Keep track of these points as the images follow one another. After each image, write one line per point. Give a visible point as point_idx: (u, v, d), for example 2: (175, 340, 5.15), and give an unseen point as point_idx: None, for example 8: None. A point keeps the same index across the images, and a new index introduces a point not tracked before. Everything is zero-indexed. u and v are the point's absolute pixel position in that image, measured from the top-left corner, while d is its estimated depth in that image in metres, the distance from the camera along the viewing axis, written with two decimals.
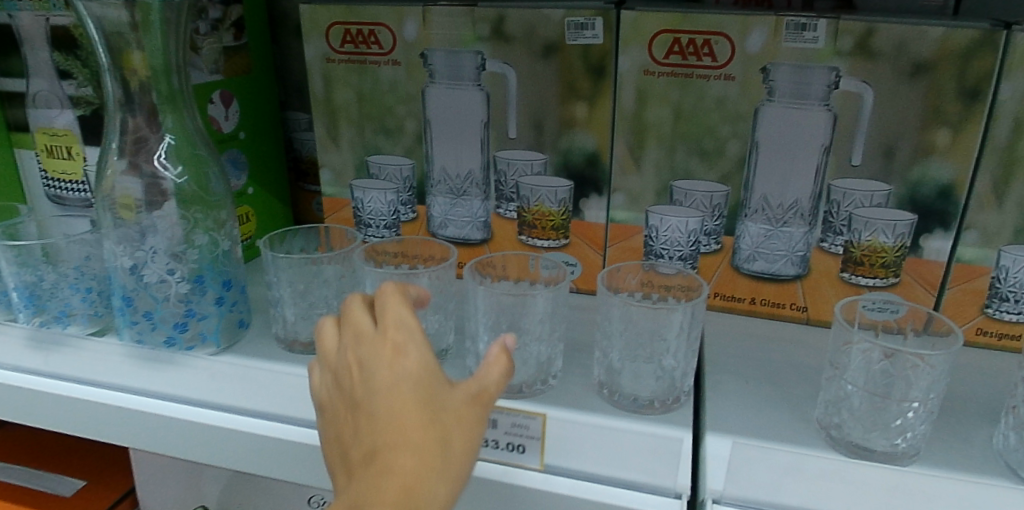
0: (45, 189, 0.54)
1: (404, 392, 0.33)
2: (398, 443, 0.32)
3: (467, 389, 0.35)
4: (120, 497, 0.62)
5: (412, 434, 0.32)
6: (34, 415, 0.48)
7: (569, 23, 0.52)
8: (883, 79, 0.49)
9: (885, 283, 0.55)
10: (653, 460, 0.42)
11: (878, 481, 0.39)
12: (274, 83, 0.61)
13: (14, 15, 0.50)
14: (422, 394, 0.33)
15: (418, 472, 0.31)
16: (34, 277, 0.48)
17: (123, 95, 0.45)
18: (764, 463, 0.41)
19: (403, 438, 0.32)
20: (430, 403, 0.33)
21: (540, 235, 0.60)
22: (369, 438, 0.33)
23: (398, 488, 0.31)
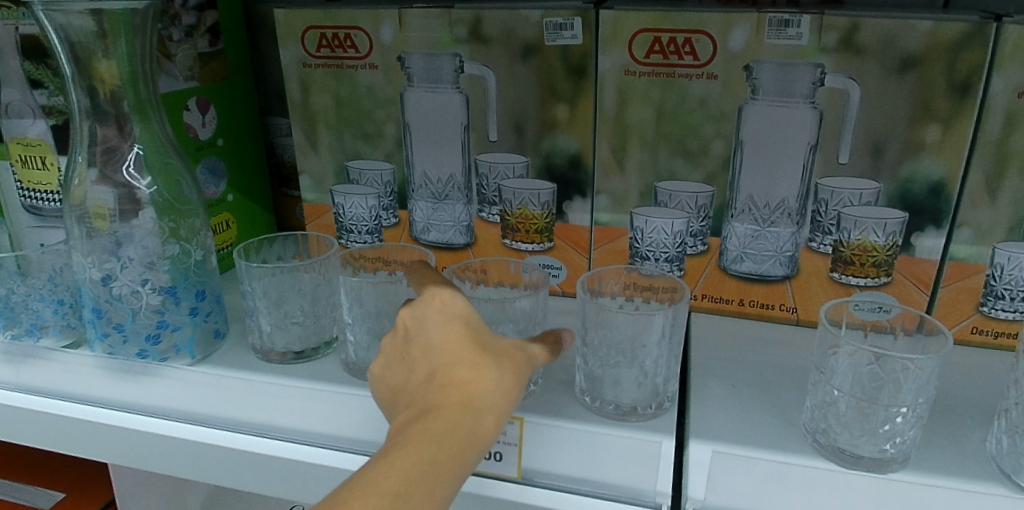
0: (21, 200, 0.52)
1: (457, 323, 0.34)
2: (456, 360, 0.32)
3: (517, 342, 0.37)
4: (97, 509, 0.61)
5: (473, 353, 0.33)
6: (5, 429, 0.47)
7: (548, 23, 0.51)
8: (868, 75, 0.48)
9: (876, 283, 0.54)
10: (634, 464, 0.41)
11: (863, 489, 0.38)
12: (252, 85, 0.60)
13: None
14: (472, 329, 0.34)
15: (480, 388, 0.32)
16: (5, 290, 0.48)
17: (90, 105, 0.44)
18: (744, 473, 0.40)
19: (461, 358, 0.33)
20: (481, 337, 0.34)
21: (523, 238, 0.59)
22: (425, 368, 0.33)
23: (460, 399, 0.31)
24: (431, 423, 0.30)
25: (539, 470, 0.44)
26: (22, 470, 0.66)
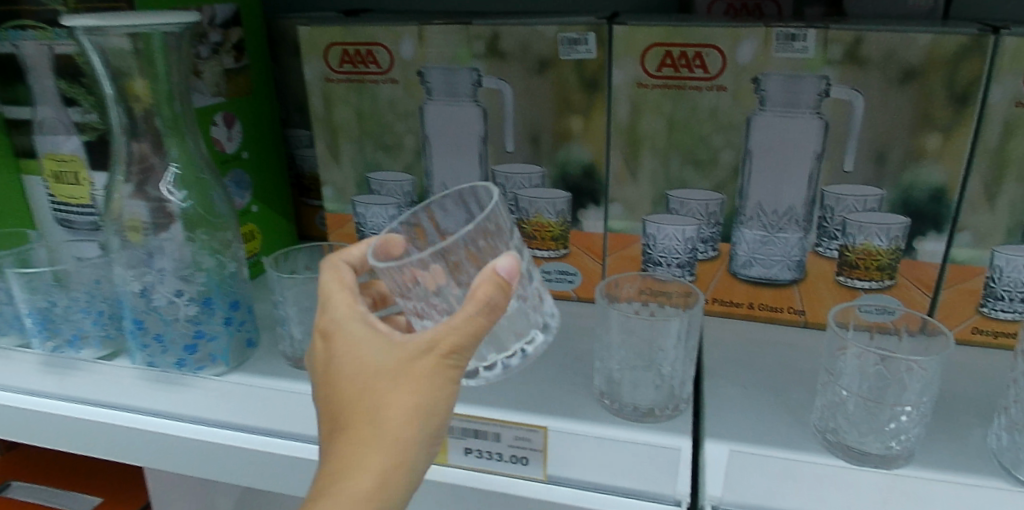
0: (54, 214, 0.54)
1: (340, 375, 0.35)
2: (343, 419, 0.35)
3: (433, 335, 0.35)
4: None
5: (354, 411, 0.35)
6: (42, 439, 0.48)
7: (562, 38, 0.53)
8: (872, 87, 0.50)
9: (880, 285, 0.56)
10: (652, 468, 0.42)
11: (877, 484, 0.40)
12: (272, 94, 0.61)
13: (19, 45, 0.50)
14: (354, 376, 0.35)
15: (367, 411, 0.34)
16: (47, 303, 0.48)
17: (128, 124, 0.46)
18: (758, 469, 0.41)
19: (347, 414, 0.35)
20: (366, 380, 0.35)
21: (541, 245, 0.62)
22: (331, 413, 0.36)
23: (338, 458, 0.35)
24: (316, 482, 0.35)
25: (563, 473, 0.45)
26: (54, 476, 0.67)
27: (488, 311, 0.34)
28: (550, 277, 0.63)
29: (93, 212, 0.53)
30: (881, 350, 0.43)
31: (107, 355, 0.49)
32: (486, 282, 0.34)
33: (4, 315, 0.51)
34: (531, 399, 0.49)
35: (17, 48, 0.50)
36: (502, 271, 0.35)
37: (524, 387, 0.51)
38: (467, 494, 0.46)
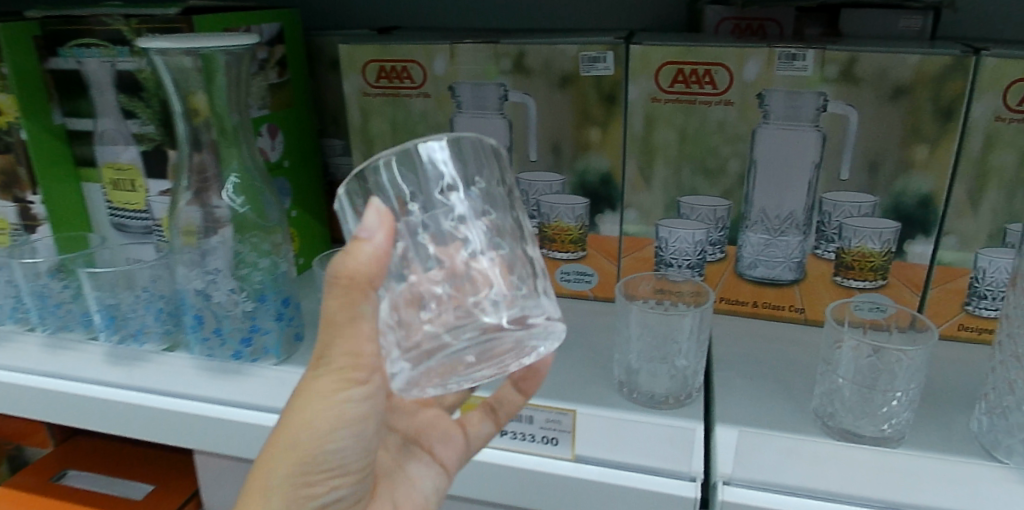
0: (110, 218, 0.60)
1: None
2: None
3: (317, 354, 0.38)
4: (186, 498, 0.66)
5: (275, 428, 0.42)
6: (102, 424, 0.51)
7: (583, 57, 0.58)
8: (866, 103, 0.54)
9: (874, 285, 0.61)
10: (671, 447, 0.46)
11: (870, 462, 0.43)
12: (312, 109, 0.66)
13: (83, 62, 0.55)
14: None
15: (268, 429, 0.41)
16: (113, 300, 0.53)
17: (191, 136, 0.52)
18: (767, 447, 0.45)
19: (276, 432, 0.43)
20: None
21: (559, 247, 0.66)
22: None
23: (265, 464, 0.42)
24: None
25: (591, 453, 0.48)
26: (110, 464, 0.72)
27: (352, 291, 0.33)
28: (569, 277, 0.68)
29: (146, 217, 0.58)
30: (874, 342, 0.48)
31: (167, 347, 0.54)
32: (347, 254, 0.33)
33: (72, 313, 0.56)
34: (558, 387, 0.53)
35: (80, 65, 0.55)
36: (364, 233, 0.33)
37: (551, 376, 0.55)
38: (501, 473, 0.50)
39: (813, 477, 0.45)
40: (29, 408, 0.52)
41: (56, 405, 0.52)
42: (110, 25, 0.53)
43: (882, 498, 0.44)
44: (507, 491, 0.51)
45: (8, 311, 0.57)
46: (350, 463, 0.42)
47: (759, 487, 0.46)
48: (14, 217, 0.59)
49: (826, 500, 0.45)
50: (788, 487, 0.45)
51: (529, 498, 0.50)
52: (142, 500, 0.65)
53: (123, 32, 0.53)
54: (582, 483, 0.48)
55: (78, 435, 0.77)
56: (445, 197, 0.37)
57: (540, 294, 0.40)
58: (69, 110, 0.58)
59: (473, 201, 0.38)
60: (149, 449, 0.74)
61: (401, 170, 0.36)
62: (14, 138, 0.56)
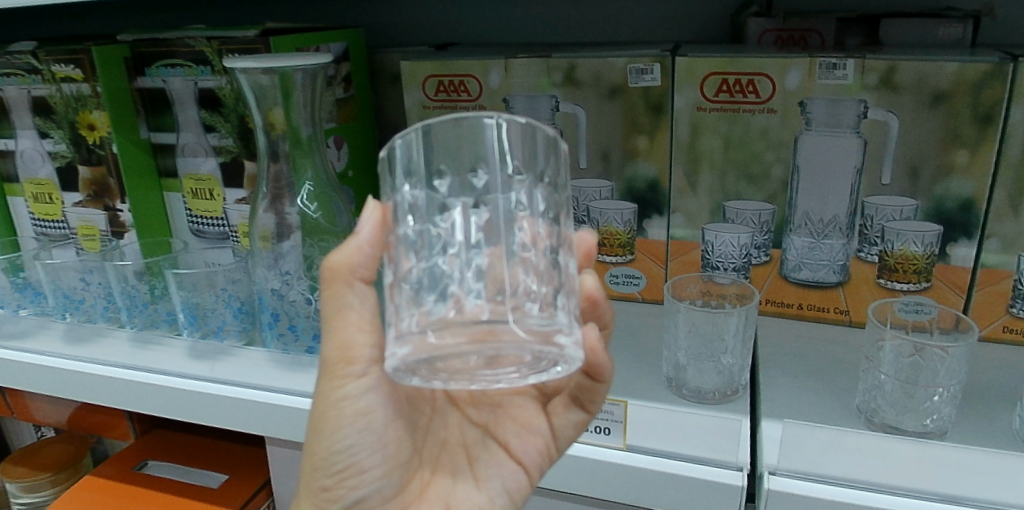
0: (190, 225, 0.70)
1: None
2: None
3: None
4: (262, 485, 0.78)
5: None
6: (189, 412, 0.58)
7: (630, 68, 0.61)
8: (905, 108, 0.56)
9: (918, 287, 0.62)
10: (716, 437, 0.47)
11: (909, 454, 0.44)
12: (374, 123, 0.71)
13: (168, 80, 0.63)
14: None
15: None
16: (196, 300, 0.61)
17: (270, 150, 0.56)
18: (808, 439, 0.46)
19: None
20: None
21: (608, 251, 0.69)
22: None
23: None
24: None
25: (641, 442, 0.50)
26: (185, 455, 0.85)
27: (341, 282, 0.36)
28: (617, 280, 0.70)
29: (222, 223, 0.68)
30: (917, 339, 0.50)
31: (243, 339, 0.61)
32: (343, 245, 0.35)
33: (157, 312, 0.66)
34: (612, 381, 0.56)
35: (166, 83, 0.63)
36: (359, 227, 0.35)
37: None
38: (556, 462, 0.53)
39: (857, 468, 0.45)
40: (128, 397, 0.60)
41: (150, 395, 0.59)
42: (196, 47, 0.60)
43: (928, 491, 0.44)
44: (561, 480, 0.53)
45: (101, 311, 0.68)
46: (365, 461, 0.41)
47: (808, 478, 0.47)
48: (103, 224, 0.71)
49: (873, 491, 0.45)
50: (831, 478, 0.46)
51: (584, 485, 0.52)
52: (240, 469, 0.82)
53: (207, 52, 0.60)
54: (635, 470, 0.50)
55: (162, 432, 0.90)
56: (493, 178, 0.32)
57: (558, 310, 0.31)
58: (157, 126, 0.67)
59: (528, 194, 0.33)
60: (225, 444, 0.86)
61: (450, 137, 0.32)
62: (107, 151, 0.67)
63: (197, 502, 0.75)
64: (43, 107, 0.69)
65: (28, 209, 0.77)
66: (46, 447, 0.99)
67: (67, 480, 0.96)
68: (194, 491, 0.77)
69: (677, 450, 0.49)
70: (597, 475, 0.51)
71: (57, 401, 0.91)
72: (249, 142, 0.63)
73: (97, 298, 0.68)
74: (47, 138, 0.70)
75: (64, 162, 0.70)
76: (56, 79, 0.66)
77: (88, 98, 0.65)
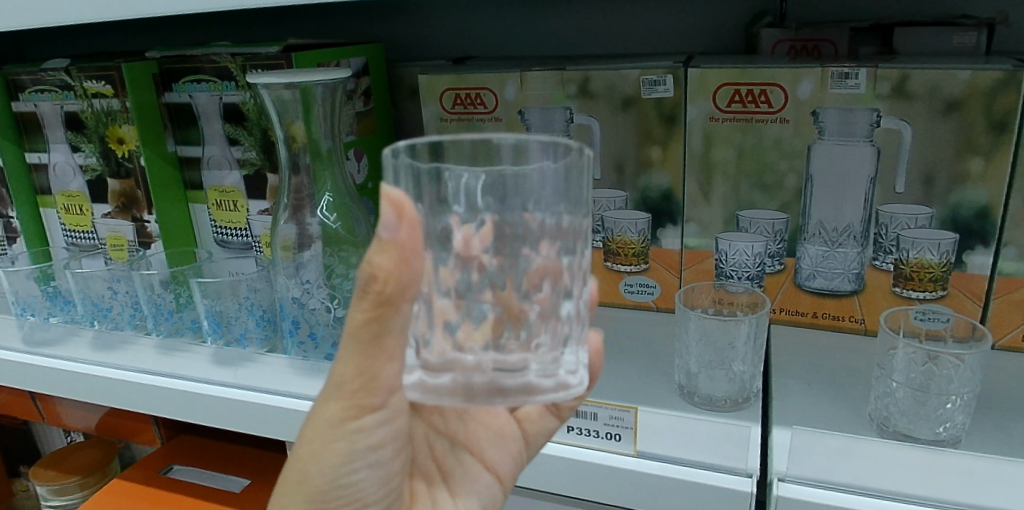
0: (215, 235, 0.72)
1: None
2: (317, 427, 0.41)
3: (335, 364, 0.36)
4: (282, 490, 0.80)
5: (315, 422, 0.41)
6: (211, 416, 0.59)
7: (644, 80, 0.62)
8: (919, 117, 0.56)
9: (934, 295, 0.61)
10: (725, 443, 0.48)
11: (920, 461, 0.44)
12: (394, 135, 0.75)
13: (194, 95, 0.66)
14: None
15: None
16: (219, 307, 0.63)
17: (290, 160, 0.58)
18: (816, 445, 0.47)
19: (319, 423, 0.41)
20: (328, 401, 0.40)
21: (623, 260, 0.70)
22: None
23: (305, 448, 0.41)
24: None
25: (652, 447, 0.51)
26: (210, 461, 0.87)
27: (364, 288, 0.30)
28: (632, 289, 0.71)
29: (246, 233, 0.70)
30: (930, 347, 0.50)
31: (265, 346, 0.63)
32: (373, 249, 0.29)
33: (182, 320, 0.68)
34: (624, 387, 0.56)
35: (192, 98, 0.66)
36: (385, 234, 0.28)
37: (617, 378, 0.58)
38: (569, 468, 0.53)
39: (867, 474, 0.46)
40: (152, 403, 0.62)
41: (176, 401, 0.61)
42: (220, 63, 0.63)
43: (946, 500, 0.44)
44: (573, 488, 0.53)
45: (128, 319, 0.71)
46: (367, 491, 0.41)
47: (820, 486, 0.47)
48: (131, 235, 0.73)
49: (886, 499, 0.45)
50: (839, 484, 0.46)
51: (594, 493, 0.53)
52: (262, 474, 0.83)
53: (230, 68, 0.62)
54: (645, 476, 0.50)
55: (186, 437, 0.92)
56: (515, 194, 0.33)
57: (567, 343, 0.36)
58: (182, 139, 0.70)
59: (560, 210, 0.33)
60: (247, 451, 0.89)
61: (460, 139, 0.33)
62: (135, 164, 0.69)
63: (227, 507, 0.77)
64: (75, 123, 0.72)
65: (59, 221, 0.80)
66: (74, 452, 1.01)
67: (96, 484, 0.99)
68: (215, 495, 0.79)
69: (688, 456, 0.49)
70: (609, 481, 0.52)
71: (85, 406, 0.94)
72: (271, 155, 0.65)
73: (124, 306, 0.70)
74: (78, 152, 0.73)
75: (94, 175, 0.73)
76: (87, 95, 0.69)
77: (119, 113, 0.68)
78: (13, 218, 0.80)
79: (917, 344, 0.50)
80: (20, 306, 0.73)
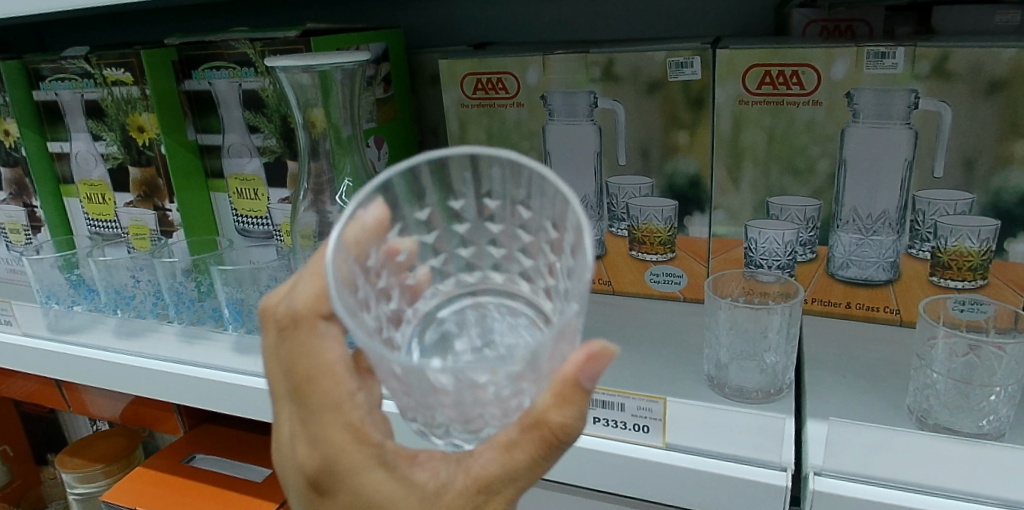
0: (236, 224, 0.73)
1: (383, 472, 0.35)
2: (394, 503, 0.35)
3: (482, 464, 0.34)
4: None
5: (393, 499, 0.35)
6: (236, 404, 0.60)
7: (670, 62, 0.60)
8: (960, 98, 0.53)
9: (974, 285, 0.58)
10: (759, 436, 0.46)
11: (963, 456, 0.42)
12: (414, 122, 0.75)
13: (214, 83, 0.66)
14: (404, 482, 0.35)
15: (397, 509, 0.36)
16: (240, 295, 0.64)
17: (310, 146, 0.59)
18: (856, 439, 0.45)
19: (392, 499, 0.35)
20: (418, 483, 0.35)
21: (649, 249, 0.68)
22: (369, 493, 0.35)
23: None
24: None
25: (680, 440, 0.49)
26: (232, 450, 0.87)
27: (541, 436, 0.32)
28: (658, 278, 0.69)
29: (267, 222, 0.70)
30: (972, 336, 0.47)
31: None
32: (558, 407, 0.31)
33: (203, 309, 0.68)
34: (649, 378, 0.55)
35: (212, 86, 0.66)
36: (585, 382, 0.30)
37: (641, 368, 0.56)
38: (594, 459, 0.52)
39: (906, 469, 0.44)
40: (179, 389, 0.63)
41: (204, 390, 0.61)
42: (240, 49, 0.62)
43: (989, 494, 0.42)
44: (599, 479, 0.52)
45: (150, 307, 0.71)
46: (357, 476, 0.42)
47: (855, 479, 0.45)
48: (153, 224, 0.74)
49: (925, 493, 0.44)
50: (879, 479, 0.45)
51: (622, 485, 0.51)
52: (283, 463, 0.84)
53: (249, 54, 0.62)
54: (673, 468, 0.49)
55: (211, 426, 0.93)
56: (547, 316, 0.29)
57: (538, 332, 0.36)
58: (204, 127, 0.70)
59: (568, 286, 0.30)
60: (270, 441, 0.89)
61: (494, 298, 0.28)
62: (156, 152, 0.70)
63: (249, 498, 0.77)
64: (95, 111, 0.72)
65: (82, 210, 0.80)
66: (98, 440, 1.03)
67: (121, 471, 1.00)
68: (238, 484, 0.80)
69: (717, 449, 0.48)
70: (636, 472, 0.50)
71: (110, 395, 0.95)
72: (291, 142, 0.66)
73: (147, 294, 0.71)
74: (99, 141, 0.73)
75: (116, 163, 0.73)
76: (108, 83, 0.69)
77: (138, 101, 0.68)
78: (38, 207, 0.81)
79: (959, 332, 0.48)
80: (45, 294, 0.74)
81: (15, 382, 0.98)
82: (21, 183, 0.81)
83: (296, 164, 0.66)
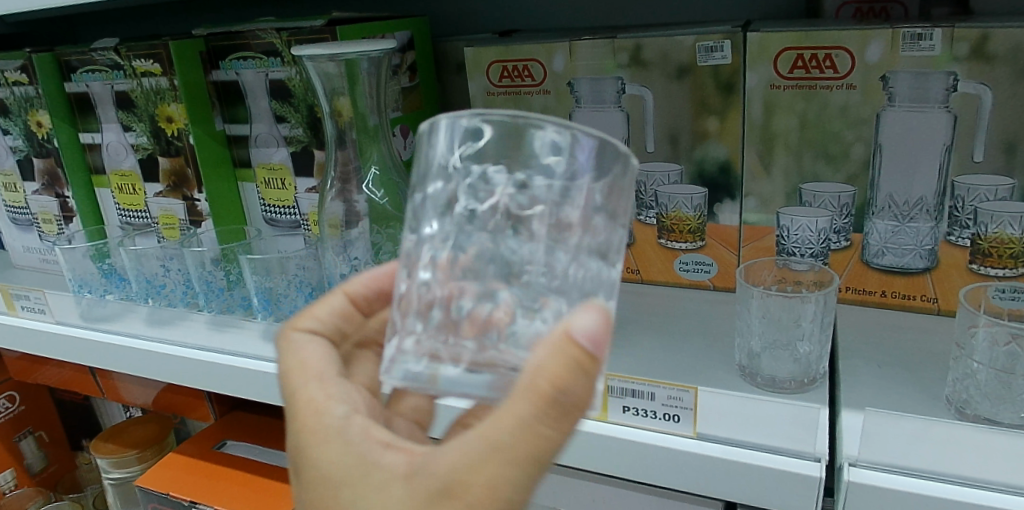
0: (264, 214, 0.74)
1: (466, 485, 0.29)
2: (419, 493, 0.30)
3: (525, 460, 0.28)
4: None
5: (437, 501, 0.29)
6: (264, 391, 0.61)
7: (700, 47, 0.59)
8: (1000, 81, 0.51)
9: (1015, 273, 0.56)
10: (792, 425, 0.45)
11: (1005, 448, 0.41)
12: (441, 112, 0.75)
13: (241, 73, 0.67)
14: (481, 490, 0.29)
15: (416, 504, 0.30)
16: (269, 284, 0.65)
17: (337, 135, 0.59)
18: (894, 431, 0.43)
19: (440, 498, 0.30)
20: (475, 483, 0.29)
21: (678, 237, 0.67)
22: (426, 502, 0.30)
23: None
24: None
25: (711, 430, 0.48)
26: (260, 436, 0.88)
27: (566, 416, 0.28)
28: (685, 266, 0.69)
29: (294, 212, 0.71)
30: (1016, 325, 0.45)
31: None
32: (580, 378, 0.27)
33: (233, 297, 0.70)
34: (678, 368, 0.54)
35: (240, 76, 0.67)
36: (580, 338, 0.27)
37: (669, 359, 0.55)
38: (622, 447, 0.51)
39: (944, 461, 0.43)
40: (208, 378, 0.63)
41: (235, 379, 0.62)
42: (266, 39, 0.63)
43: None
44: (629, 467, 0.52)
45: (180, 296, 0.73)
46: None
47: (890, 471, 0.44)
48: (182, 214, 0.75)
49: (964, 485, 0.42)
50: (916, 470, 0.43)
51: (653, 474, 0.51)
52: None
53: (276, 44, 0.62)
54: (706, 459, 0.48)
55: (244, 414, 0.94)
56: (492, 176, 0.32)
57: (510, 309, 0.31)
58: (233, 118, 0.71)
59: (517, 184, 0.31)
60: None
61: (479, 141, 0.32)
62: (185, 142, 0.70)
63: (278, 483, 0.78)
64: (125, 102, 0.73)
65: (113, 200, 0.81)
66: (131, 427, 1.05)
67: (152, 457, 1.01)
68: (268, 470, 0.81)
69: (748, 439, 0.47)
70: (666, 460, 0.50)
71: (141, 383, 0.96)
72: (318, 132, 0.66)
73: (177, 283, 0.73)
74: (130, 131, 0.74)
75: (145, 154, 0.74)
76: (137, 74, 0.70)
77: (167, 92, 0.68)
78: (70, 198, 0.82)
79: (1001, 321, 0.46)
80: (77, 283, 0.76)
81: (50, 370, 1.00)
82: (53, 173, 0.82)
83: (323, 153, 0.66)
